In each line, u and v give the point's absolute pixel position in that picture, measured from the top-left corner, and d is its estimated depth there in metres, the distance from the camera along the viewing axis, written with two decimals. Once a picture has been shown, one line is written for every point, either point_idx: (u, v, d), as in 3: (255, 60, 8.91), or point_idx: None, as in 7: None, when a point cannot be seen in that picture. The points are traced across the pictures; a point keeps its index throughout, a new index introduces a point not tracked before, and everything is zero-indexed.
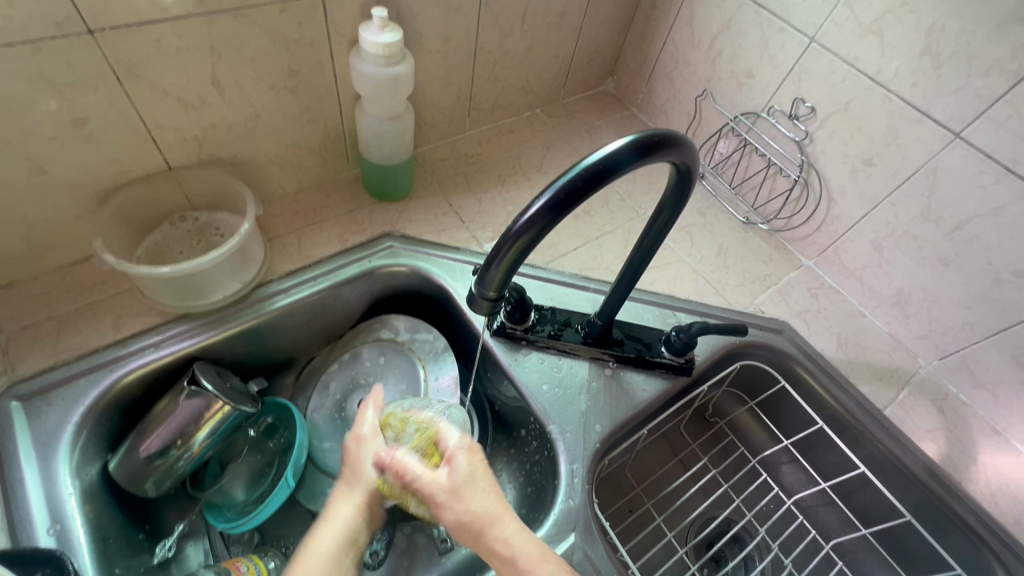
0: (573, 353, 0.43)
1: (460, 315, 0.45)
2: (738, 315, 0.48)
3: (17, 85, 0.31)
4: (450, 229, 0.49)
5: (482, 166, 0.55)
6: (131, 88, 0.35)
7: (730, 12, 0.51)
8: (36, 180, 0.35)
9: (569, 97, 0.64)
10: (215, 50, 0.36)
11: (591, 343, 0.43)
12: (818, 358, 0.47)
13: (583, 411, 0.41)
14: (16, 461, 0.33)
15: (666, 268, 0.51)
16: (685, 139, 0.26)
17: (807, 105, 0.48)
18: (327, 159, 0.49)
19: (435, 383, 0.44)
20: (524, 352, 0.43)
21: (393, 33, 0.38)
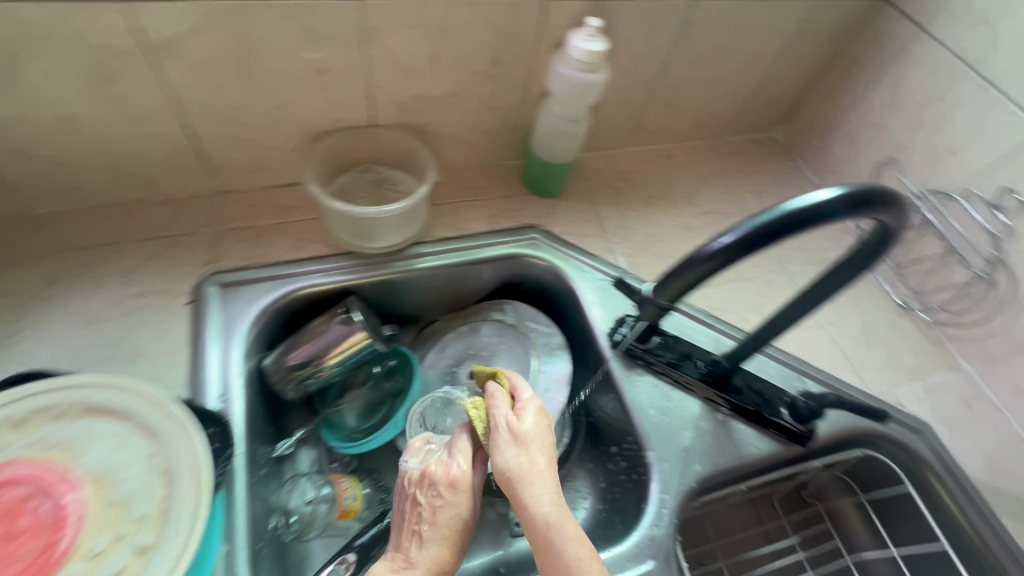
0: (687, 387, 0.42)
1: (582, 319, 0.46)
2: (875, 400, 0.45)
3: (293, 32, 0.37)
4: (591, 236, 0.51)
5: (633, 184, 0.56)
6: (370, 50, 0.40)
7: (946, 82, 0.47)
8: (276, 112, 0.42)
9: (735, 137, 0.63)
10: (444, 31, 0.40)
11: (709, 382, 0.42)
12: (959, 475, 0.43)
13: (684, 448, 0.40)
14: (204, 335, 0.39)
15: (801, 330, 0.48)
16: (903, 199, 0.26)
17: (1017, 198, 0.43)
18: (496, 145, 0.52)
19: (546, 375, 0.44)
20: (638, 373, 0.43)
21: (600, 43, 0.40)
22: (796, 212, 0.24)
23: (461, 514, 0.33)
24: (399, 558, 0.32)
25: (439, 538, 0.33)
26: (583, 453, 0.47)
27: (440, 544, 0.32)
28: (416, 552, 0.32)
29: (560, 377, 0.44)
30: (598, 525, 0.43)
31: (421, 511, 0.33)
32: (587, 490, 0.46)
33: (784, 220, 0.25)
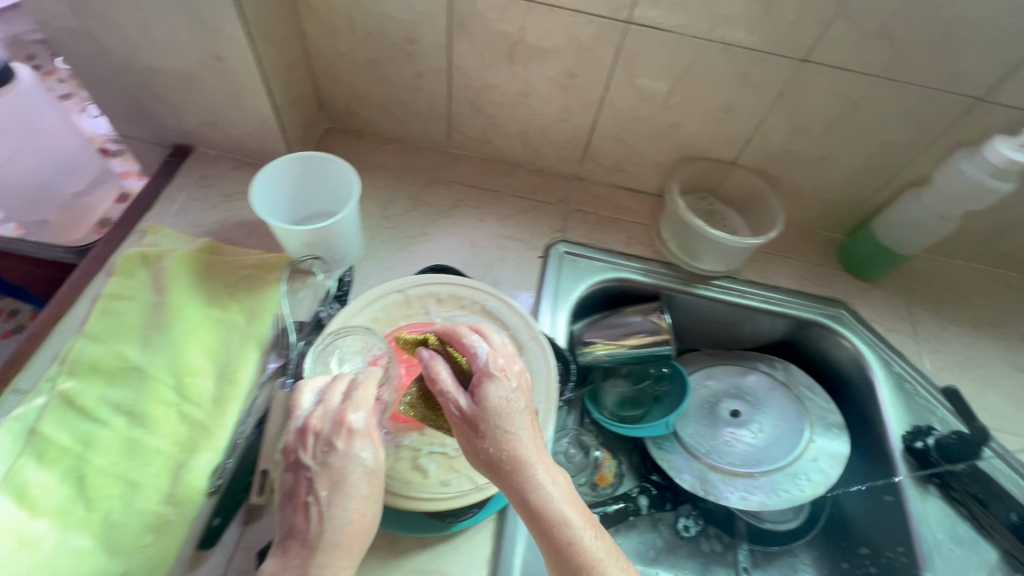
0: (986, 530, 0.40)
1: (871, 409, 0.46)
2: None
3: (727, 73, 0.42)
4: (900, 334, 0.49)
5: (957, 300, 0.51)
6: (780, 104, 0.43)
7: None
8: (665, 131, 0.48)
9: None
10: (858, 103, 0.42)
11: (1015, 535, 0.40)
12: None
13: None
14: (549, 287, 0.47)
15: None
16: None
17: None
18: (827, 215, 0.52)
19: (816, 445, 0.45)
20: (930, 491, 0.42)
21: None
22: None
23: (362, 469, 0.29)
24: (299, 542, 0.28)
25: (356, 496, 0.28)
26: (813, 539, 0.45)
27: (357, 508, 0.28)
28: (317, 528, 0.28)
29: (832, 454, 0.45)
30: None
31: (314, 480, 0.28)
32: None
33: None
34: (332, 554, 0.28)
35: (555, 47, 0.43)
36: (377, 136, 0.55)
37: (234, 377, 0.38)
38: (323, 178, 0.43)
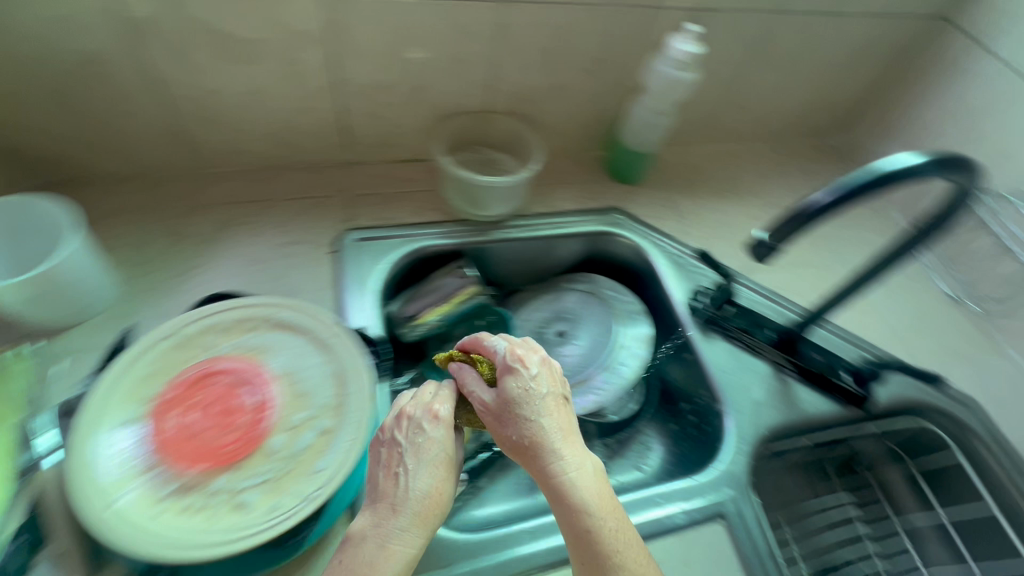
0: (760, 350, 0.48)
1: (659, 291, 0.53)
2: (921, 369, 0.50)
3: (439, 23, 0.44)
4: (668, 220, 0.57)
5: (704, 181, 0.62)
6: (499, 41, 0.46)
7: (1003, 80, 0.52)
8: (411, 95, 0.49)
9: (801, 137, 0.69)
10: (561, 25, 0.47)
11: (778, 347, 0.48)
12: (1000, 438, 0.47)
13: (756, 401, 0.46)
14: (346, 280, 0.46)
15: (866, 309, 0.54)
16: (974, 163, 0.31)
17: None
18: (585, 138, 0.59)
19: (627, 334, 0.53)
20: (713, 336, 0.49)
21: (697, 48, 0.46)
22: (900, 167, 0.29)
23: (441, 449, 0.32)
24: (386, 505, 0.30)
25: (427, 470, 0.31)
26: (649, 415, 0.51)
27: (434, 481, 0.31)
28: (402, 494, 0.30)
29: (639, 334, 0.52)
30: (669, 475, 0.47)
31: (403, 454, 0.31)
32: (655, 446, 0.50)
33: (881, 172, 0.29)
34: (406, 517, 0.29)
35: (262, 37, 0.41)
36: (107, 177, 0.47)
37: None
38: (20, 217, 0.38)
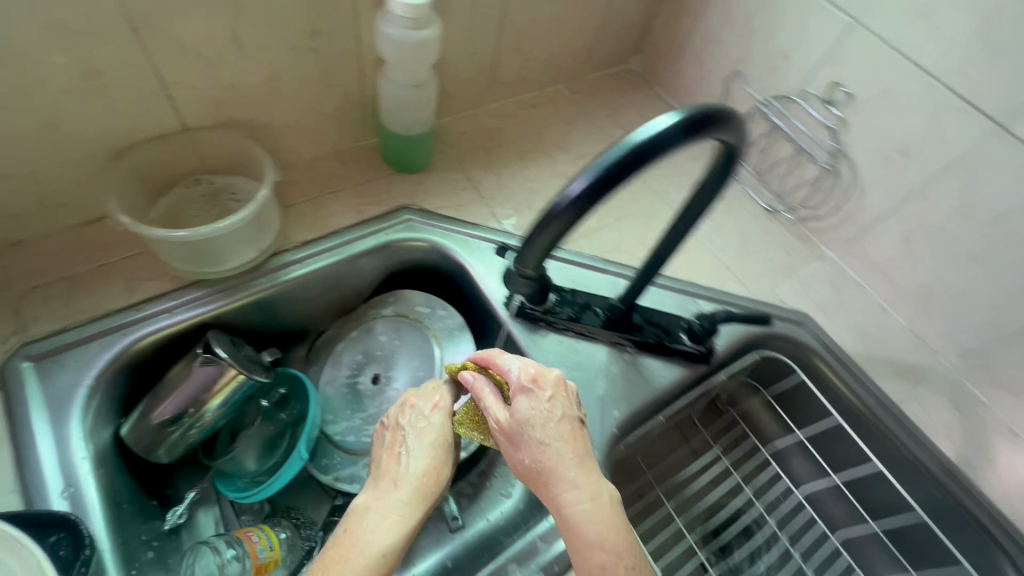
0: (593, 332, 0.78)
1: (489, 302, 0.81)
2: (755, 303, 0.88)
3: (176, 55, 0.63)
4: (466, 204, 0.90)
5: (496, 141, 1.00)
6: (172, 57, 0.64)
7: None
8: (137, 120, 0.67)
9: (447, 118, 1.00)
10: (272, 37, 0.68)
11: (606, 325, 0.77)
12: (834, 352, 0.85)
13: (599, 395, 0.75)
14: None
15: (692, 255, 0.93)
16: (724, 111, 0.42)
17: (843, 92, 0.86)
18: (340, 128, 0.86)
19: (456, 347, 0.80)
20: (546, 331, 0.78)
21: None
22: (644, 138, 0.38)
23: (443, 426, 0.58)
24: (388, 476, 0.54)
25: (419, 455, 0.55)
26: None
27: (433, 460, 0.55)
28: (399, 470, 0.54)
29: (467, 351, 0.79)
30: None
31: (403, 436, 0.57)
32: None
33: (633, 148, 0.39)
34: (406, 493, 0.52)
35: None
36: None
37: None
38: None
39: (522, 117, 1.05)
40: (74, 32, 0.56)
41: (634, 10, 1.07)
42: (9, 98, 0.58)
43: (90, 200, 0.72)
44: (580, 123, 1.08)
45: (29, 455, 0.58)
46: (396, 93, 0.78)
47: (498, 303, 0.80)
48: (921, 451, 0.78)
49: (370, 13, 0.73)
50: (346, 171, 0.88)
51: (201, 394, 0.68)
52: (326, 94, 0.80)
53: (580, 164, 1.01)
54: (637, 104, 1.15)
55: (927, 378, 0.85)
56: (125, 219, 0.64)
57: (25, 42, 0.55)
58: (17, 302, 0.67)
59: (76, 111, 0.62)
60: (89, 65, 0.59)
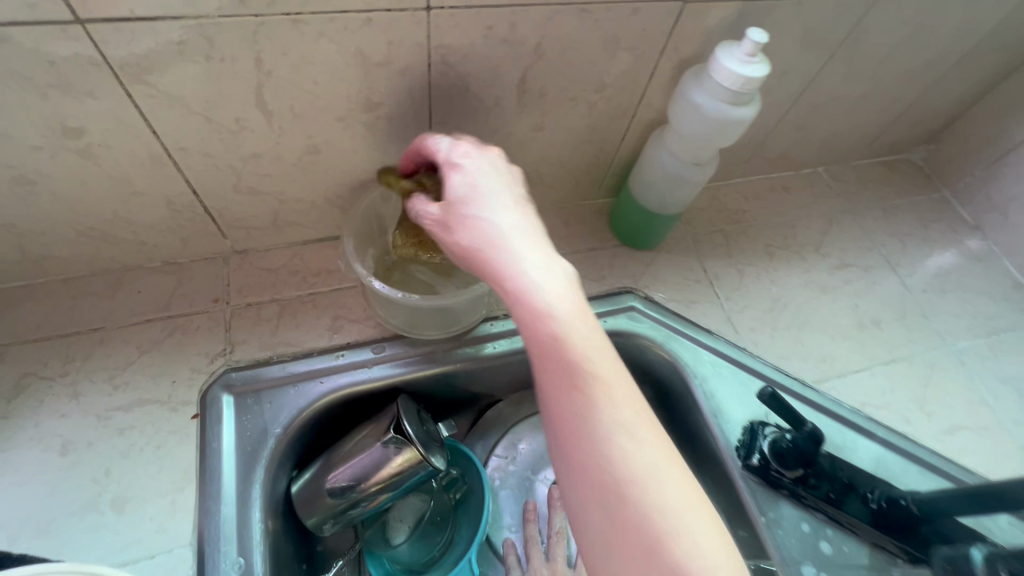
0: (852, 530, 0.59)
1: (712, 442, 0.64)
2: None
3: (460, 94, 0.55)
4: (698, 302, 0.74)
5: (738, 226, 0.83)
6: (454, 98, 0.56)
7: None
8: (396, 154, 0.60)
9: None
10: (558, 88, 0.58)
11: (876, 527, 0.59)
12: None
13: None
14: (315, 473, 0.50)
15: (993, 440, 0.69)
16: None
17: None
18: (577, 186, 0.75)
19: None
20: (783, 506, 0.60)
21: (757, 71, 0.52)
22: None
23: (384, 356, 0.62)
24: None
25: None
26: None
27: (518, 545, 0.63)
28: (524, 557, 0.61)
29: None
30: None
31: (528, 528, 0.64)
32: None
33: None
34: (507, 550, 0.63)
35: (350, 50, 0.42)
36: None
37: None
38: None
39: (772, 202, 0.87)
40: (370, 62, 0.49)
41: (955, 97, 0.84)
42: (286, 120, 0.52)
43: (317, 223, 0.67)
44: (843, 222, 0.87)
45: (212, 509, 0.53)
46: (669, 169, 0.64)
47: (730, 450, 0.63)
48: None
49: (672, 73, 0.60)
50: (568, 234, 0.76)
51: (376, 474, 0.58)
52: (579, 151, 0.69)
53: (841, 275, 0.81)
54: (917, 209, 0.91)
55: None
56: (360, 268, 0.57)
57: (322, 66, 0.48)
58: (229, 319, 0.63)
59: (339, 139, 0.56)
60: (370, 96, 0.52)
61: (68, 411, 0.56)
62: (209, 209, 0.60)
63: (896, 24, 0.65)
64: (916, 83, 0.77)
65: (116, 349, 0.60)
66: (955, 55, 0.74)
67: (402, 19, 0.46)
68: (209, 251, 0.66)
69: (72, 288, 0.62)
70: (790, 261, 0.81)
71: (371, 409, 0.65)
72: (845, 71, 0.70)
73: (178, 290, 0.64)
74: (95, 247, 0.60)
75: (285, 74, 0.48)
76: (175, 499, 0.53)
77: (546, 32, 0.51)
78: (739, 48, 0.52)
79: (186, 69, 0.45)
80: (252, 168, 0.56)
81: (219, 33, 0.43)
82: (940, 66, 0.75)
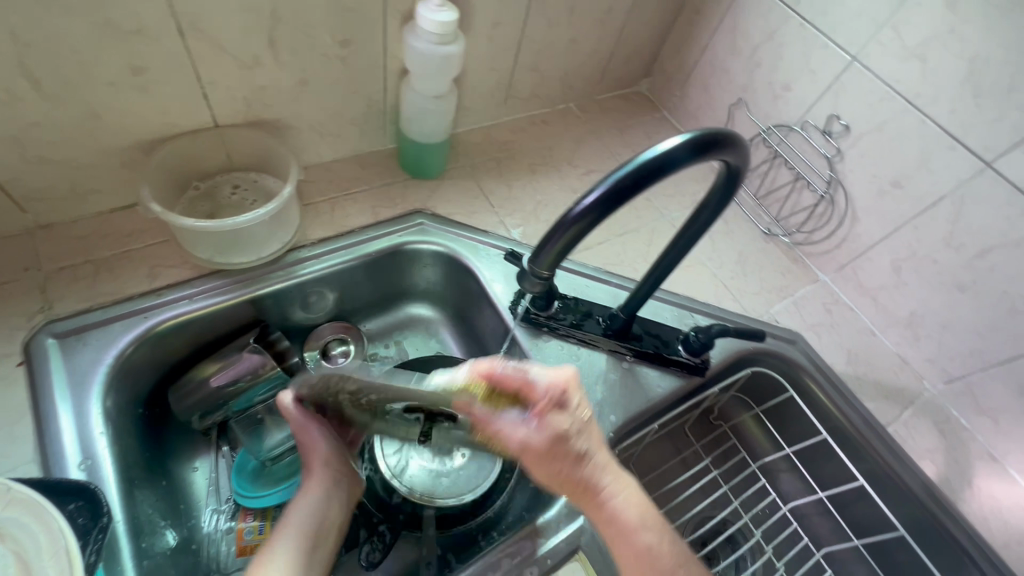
0: (594, 342, 0.81)
1: (493, 307, 0.84)
2: (751, 320, 0.92)
3: (218, 55, 0.68)
4: (477, 211, 0.94)
5: (505, 153, 1.04)
6: (215, 57, 0.68)
7: (770, 32, 0.97)
8: (176, 115, 0.71)
9: (461, 129, 1.04)
10: (305, 41, 0.72)
11: (609, 336, 0.81)
12: (823, 372, 0.91)
13: (599, 402, 0.78)
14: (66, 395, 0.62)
15: (695, 271, 0.97)
16: (733, 138, 0.46)
17: (843, 124, 0.91)
18: (358, 133, 0.90)
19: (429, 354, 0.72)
20: (544, 338, 0.81)
21: (448, 18, 0.71)
22: (651, 158, 0.42)
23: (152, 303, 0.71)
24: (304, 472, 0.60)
25: None
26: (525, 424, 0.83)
27: None
28: None
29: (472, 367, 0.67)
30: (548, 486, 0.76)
31: None
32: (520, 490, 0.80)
33: (640, 168, 0.42)
34: None
35: None
36: None
37: (34, 567, 0.47)
38: None
39: (533, 132, 1.09)
40: (123, 30, 0.60)
41: (645, 35, 1.12)
42: (58, 88, 0.61)
43: (118, 188, 0.75)
44: (588, 141, 1.12)
45: (50, 427, 0.60)
46: (418, 104, 0.83)
47: (505, 307, 0.82)
48: (906, 473, 0.84)
49: (399, 25, 0.77)
50: (363, 175, 0.92)
51: (253, 375, 0.76)
52: (350, 101, 0.84)
53: (587, 179, 1.05)
54: (643, 125, 1.19)
55: (914, 403, 0.90)
56: (156, 208, 0.67)
57: (79, 36, 0.58)
58: (43, 282, 0.70)
59: (117, 104, 0.66)
60: (134, 61, 0.63)
61: None
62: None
63: None
64: (607, 26, 1.04)
65: None
66: (625, 4, 1.01)
67: None
68: (10, 228, 0.71)
69: None
70: (548, 173, 1.04)
71: (206, 335, 0.76)
72: (545, 20, 0.94)
73: None
74: None
75: (45, 44, 0.57)
76: (13, 430, 0.60)
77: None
78: (431, 2, 0.72)
79: None
80: (35, 137, 0.64)
81: None
82: (619, 12, 1.02)
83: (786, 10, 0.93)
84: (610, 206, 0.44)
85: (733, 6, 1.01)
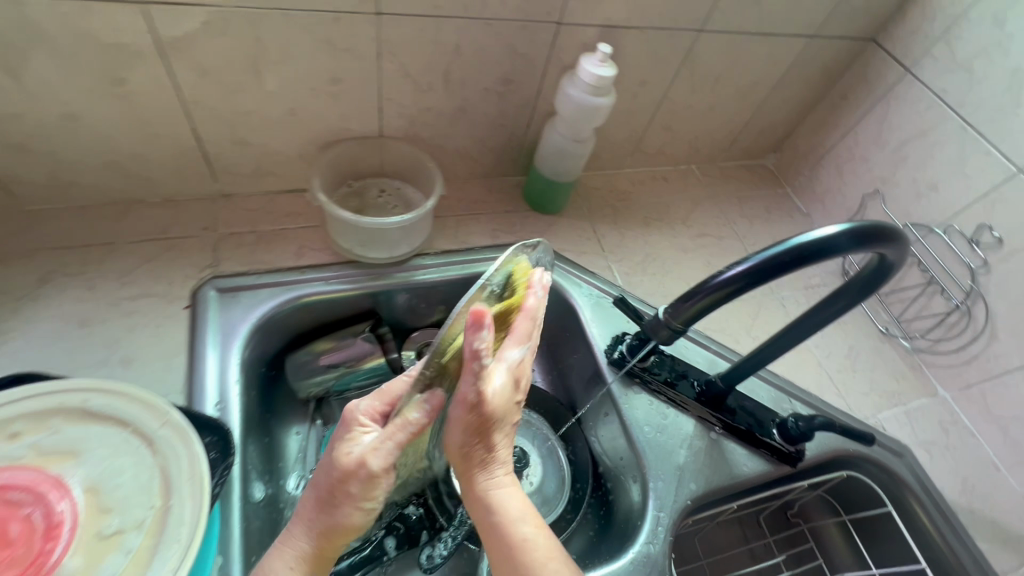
0: (684, 405, 0.80)
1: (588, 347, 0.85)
2: (853, 421, 0.87)
3: (402, 78, 0.77)
4: (587, 253, 0.97)
5: (621, 203, 1.07)
6: (398, 80, 0.78)
7: (924, 130, 0.94)
8: (353, 121, 0.81)
9: (585, 173, 1.09)
10: (475, 76, 0.81)
11: (701, 403, 0.80)
12: (931, 496, 0.83)
13: (680, 466, 0.76)
14: (215, 342, 0.71)
15: (799, 356, 0.93)
16: (896, 234, 0.45)
17: (996, 236, 0.85)
18: (493, 162, 0.97)
19: None
20: (634, 390, 0.81)
21: (609, 74, 0.77)
22: (810, 241, 0.43)
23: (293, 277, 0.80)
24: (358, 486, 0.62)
25: None
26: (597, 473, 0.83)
27: None
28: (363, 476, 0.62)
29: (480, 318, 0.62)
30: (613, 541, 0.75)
31: None
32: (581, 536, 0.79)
33: (797, 248, 0.43)
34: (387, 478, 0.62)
35: None
36: None
37: (174, 484, 0.54)
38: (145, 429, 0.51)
39: (652, 187, 1.12)
40: (338, 48, 0.71)
41: (783, 112, 1.12)
42: (275, 85, 0.73)
43: (290, 174, 0.86)
44: (706, 205, 1.12)
45: (199, 367, 0.69)
46: (558, 144, 0.89)
47: (600, 350, 0.83)
48: None
49: (558, 73, 0.84)
50: (490, 200, 0.98)
51: (358, 360, 0.83)
52: (496, 132, 0.92)
53: (699, 242, 1.05)
54: (763, 199, 1.18)
55: None
56: (321, 197, 0.77)
57: (303, 47, 0.69)
58: (215, 242, 0.81)
59: (312, 105, 0.77)
60: (336, 73, 0.74)
61: (85, 299, 0.72)
62: (207, 154, 0.78)
63: (719, 53, 0.93)
64: (748, 100, 1.05)
65: (123, 259, 0.76)
66: (770, 80, 1.03)
67: (362, 20, 0.69)
68: (200, 192, 0.84)
69: (88, 215, 0.79)
70: (661, 228, 1.05)
71: (329, 315, 0.84)
72: (689, 86, 0.97)
73: (176, 219, 0.82)
74: (114, 180, 0.77)
75: (278, 50, 0.69)
76: (170, 361, 0.69)
77: (463, 37, 0.75)
78: (594, 57, 0.78)
79: (207, 41, 0.65)
80: (245, 122, 0.76)
81: (234, 19, 0.64)
82: (762, 88, 1.04)
83: (946, 110, 0.90)
84: (756, 280, 0.45)
85: (886, 97, 0.99)
